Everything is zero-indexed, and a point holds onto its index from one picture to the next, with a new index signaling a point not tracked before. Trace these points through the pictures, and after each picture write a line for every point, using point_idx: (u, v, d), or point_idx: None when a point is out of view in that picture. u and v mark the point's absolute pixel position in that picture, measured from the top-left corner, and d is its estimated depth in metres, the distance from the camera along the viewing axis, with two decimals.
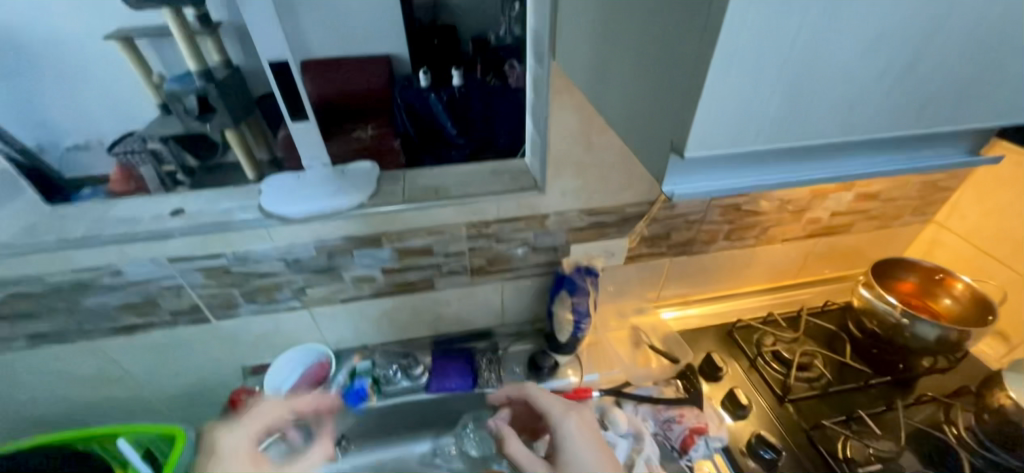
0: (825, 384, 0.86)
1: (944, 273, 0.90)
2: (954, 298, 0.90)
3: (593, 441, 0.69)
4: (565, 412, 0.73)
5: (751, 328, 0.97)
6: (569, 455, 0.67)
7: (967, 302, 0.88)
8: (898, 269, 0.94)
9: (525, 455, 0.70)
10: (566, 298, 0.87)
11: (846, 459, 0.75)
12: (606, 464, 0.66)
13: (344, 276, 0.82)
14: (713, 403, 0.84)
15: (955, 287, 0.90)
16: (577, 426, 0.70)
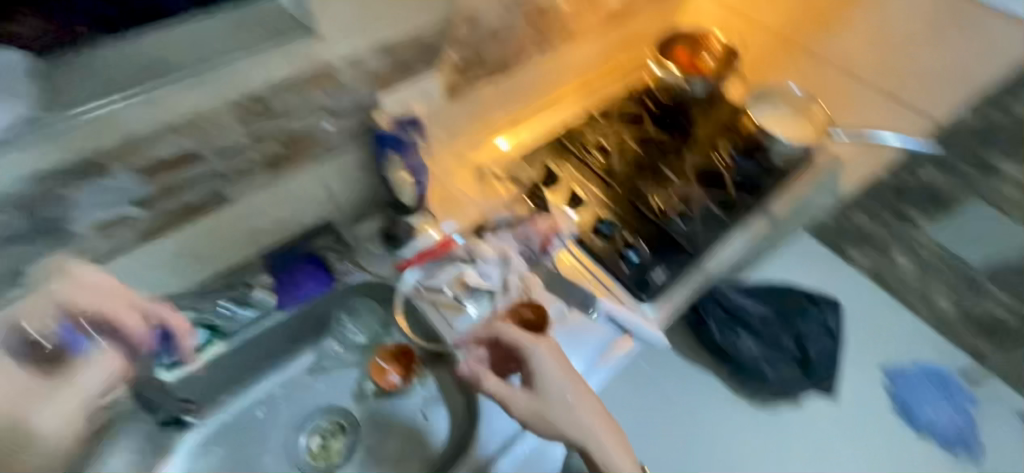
0: (637, 157, 0.99)
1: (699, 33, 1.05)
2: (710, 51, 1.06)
3: (565, 365, 0.71)
4: (535, 342, 0.72)
5: (575, 128, 1.02)
6: (545, 385, 0.69)
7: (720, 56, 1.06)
8: (674, 42, 1.07)
9: (504, 389, 0.70)
10: (395, 159, 0.78)
11: (659, 207, 0.93)
12: (582, 387, 0.71)
13: (76, 229, 0.57)
14: (559, 206, 0.92)
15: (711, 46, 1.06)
16: (548, 356, 0.71)
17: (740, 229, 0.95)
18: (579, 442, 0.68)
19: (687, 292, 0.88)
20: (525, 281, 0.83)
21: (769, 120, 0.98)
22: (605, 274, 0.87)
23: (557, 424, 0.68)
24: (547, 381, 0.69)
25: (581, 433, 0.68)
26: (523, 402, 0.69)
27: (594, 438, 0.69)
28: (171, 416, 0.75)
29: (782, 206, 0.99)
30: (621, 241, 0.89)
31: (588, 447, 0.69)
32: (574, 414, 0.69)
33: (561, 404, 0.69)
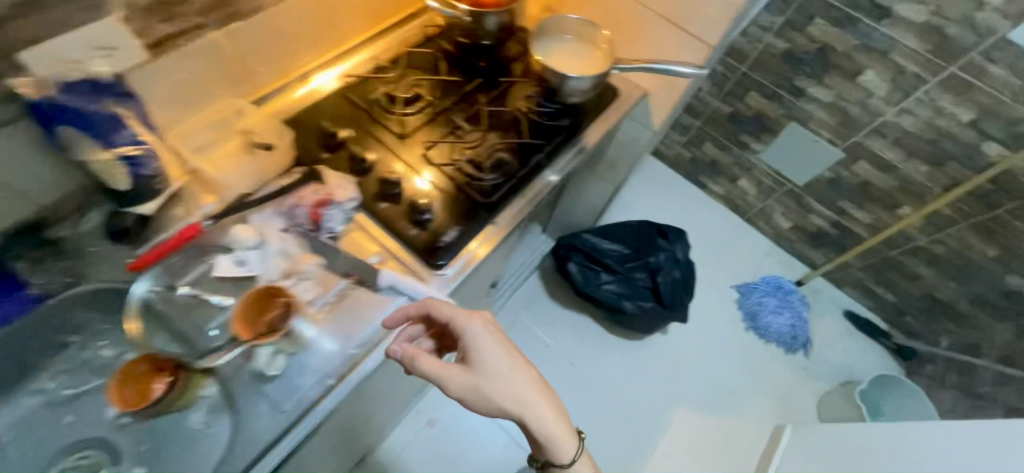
0: (431, 108, 0.91)
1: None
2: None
3: (500, 339, 0.71)
4: (471, 318, 0.70)
5: (361, 80, 0.91)
6: (480, 360, 0.69)
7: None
8: None
9: (441, 369, 0.68)
10: (79, 136, 0.63)
11: (453, 161, 0.86)
12: (520, 359, 0.71)
13: None
14: (340, 170, 0.82)
15: None
16: (482, 333, 0.70)
17: (546, 170, 0.91)
18: (516, 413, 0.70)
19: (487, 245, 0.82)
20: (292, 263, 0.72)
21: (559, 57, 0.91)
22: (394, 241, 0.79)
23: (491, 399, 0.68)
24: (482, 358, 0.69)
25: (516, 406, 0.70)
26: (461, 378, 0.68)
27: (529, 408, 0.71)
28: None
29: (591, 140, 0.97)
30: (410, 203, 0.81)
31: (523, 415, 0.71)
32: (511, 387, 0.70)
33: (499, 377, 0.69)
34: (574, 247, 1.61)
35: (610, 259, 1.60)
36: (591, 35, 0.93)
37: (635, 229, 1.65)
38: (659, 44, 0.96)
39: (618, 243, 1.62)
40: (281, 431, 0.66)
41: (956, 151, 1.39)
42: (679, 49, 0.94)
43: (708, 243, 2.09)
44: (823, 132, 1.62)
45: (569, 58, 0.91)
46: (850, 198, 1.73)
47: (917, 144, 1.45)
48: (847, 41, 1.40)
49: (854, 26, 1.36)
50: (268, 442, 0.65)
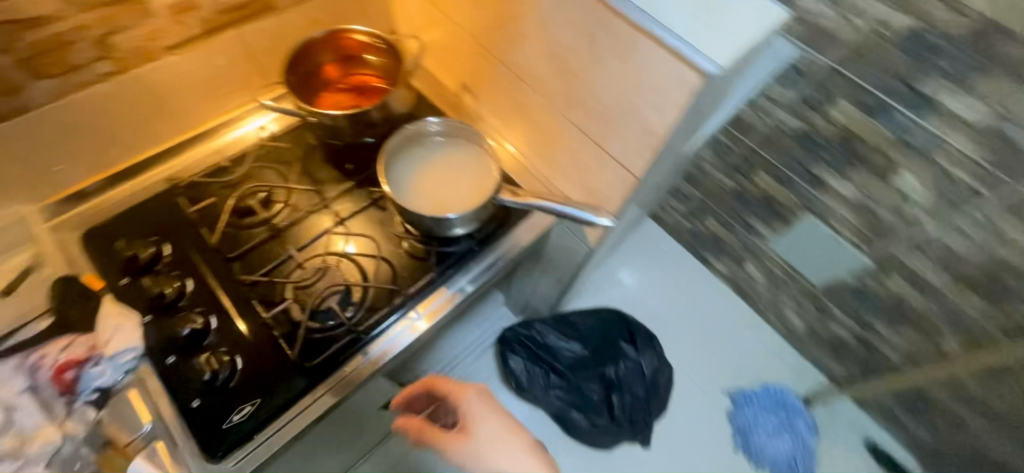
0: (273, 223, 0.73)
1: (340, 34, 0.75)
2: (376, 54, 0.77)
3: (497, 405, 0.73)
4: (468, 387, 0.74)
5: (195, 180, 0.74)
6: (473, 430, 0.71)
7: (382, 56, 0.76)
8: (310, 58, 0.74)
9: (440, 440, 0.71)
10: None
11: (276, 302, 0.68)
12: (517, 425, 0.72)
13: None
14: (128, 303, 0.66)
15: (369, 59, 0.77)
16: (479, 398, 0.73)
17: (459, 275, 0.75)
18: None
19: (308, 416, 0.64)
20: (20, 443, 0.56)
21: (432, 179, 0.70)
22: (172, 410, 0.62)
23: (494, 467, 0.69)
24: (478, 422, 0.71)
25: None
26: (457, 449, 0.70)
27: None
28: None
29: (507, 253, 0.78)
30: (201, 359, 0.63)
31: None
32: (507, 459, 0.69)
33: (494, 442, 0.70)
34: (521, 340, 1.36)
35: (562, 359, 1.34)
36: (471, 144, 0.72)
37: (600, 320, 1.40)
38: (576, 159, 0.73)
39: (577, 343, 1.36)
40: None
41: (1020, 290, 1.04)
42: (601, 171, 0.70)
43: (704, 334, 1.75)
44: (847, 231, 1.29)
45: (432, 179, 0.70)
46: (881, 314, 1.37)
47: (967, 270, 1.11)
48: (879, 131, 1.09)
49: (886, 115, 1.05)
50: None
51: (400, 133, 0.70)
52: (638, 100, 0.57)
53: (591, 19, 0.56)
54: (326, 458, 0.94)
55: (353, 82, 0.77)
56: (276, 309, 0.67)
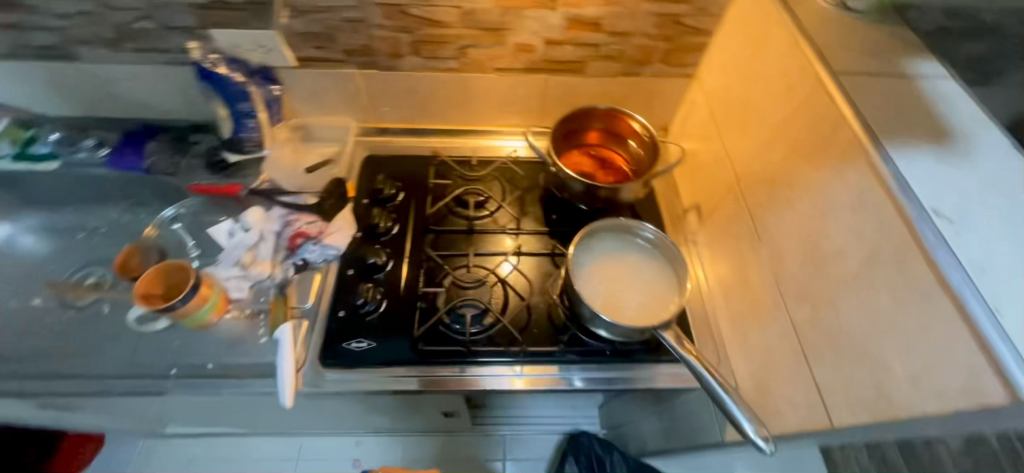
0: (472, 223, 0.84)
1: (620, 114, 0.79)
2: (638, 143, 0.80)
3: None
4: None
5: (448, 161, 0.91)
6: None
7: (644, 148, 0.79)
8: (583, 120, 0.81)
9: None
10: (213, 92, 0.80)
11: (434, 282, 0.77)
12: None
13: None
14: (355, 216, 0.84)
15: (630, 145, 0.81)
16: None
17: (576, 366, 0.72)
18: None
19: (391, 382, 0.70)
20: (252, 262, 0.78)
21: (613, 275, 0.67)
22: (325, 304, 0.76)
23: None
24: None
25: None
26: None
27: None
28: None
29: (633, 380, 0.71)
30: (365, 285, 0.77)
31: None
32: None
33: None
34: (591, 456, 1.24)
35: None
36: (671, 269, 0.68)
37: None
38: (769, 348, 0.62)
39: None
40: (129, 369, 0.73)
41: None
42: (790, 384, 0.57)
43: None
44: None
45: (613, 271, 0.67)
46: None
47: None
48: None
49: None
50: (115, 370, 0.73)
51: (615, 219, 0.70)
52: (895, 361, 0.43)
53: (893, 244, 0.44)
54: (382, 417, 1.03)
55: (603, 154, 0.83)
56: (429, 287, 0.76)
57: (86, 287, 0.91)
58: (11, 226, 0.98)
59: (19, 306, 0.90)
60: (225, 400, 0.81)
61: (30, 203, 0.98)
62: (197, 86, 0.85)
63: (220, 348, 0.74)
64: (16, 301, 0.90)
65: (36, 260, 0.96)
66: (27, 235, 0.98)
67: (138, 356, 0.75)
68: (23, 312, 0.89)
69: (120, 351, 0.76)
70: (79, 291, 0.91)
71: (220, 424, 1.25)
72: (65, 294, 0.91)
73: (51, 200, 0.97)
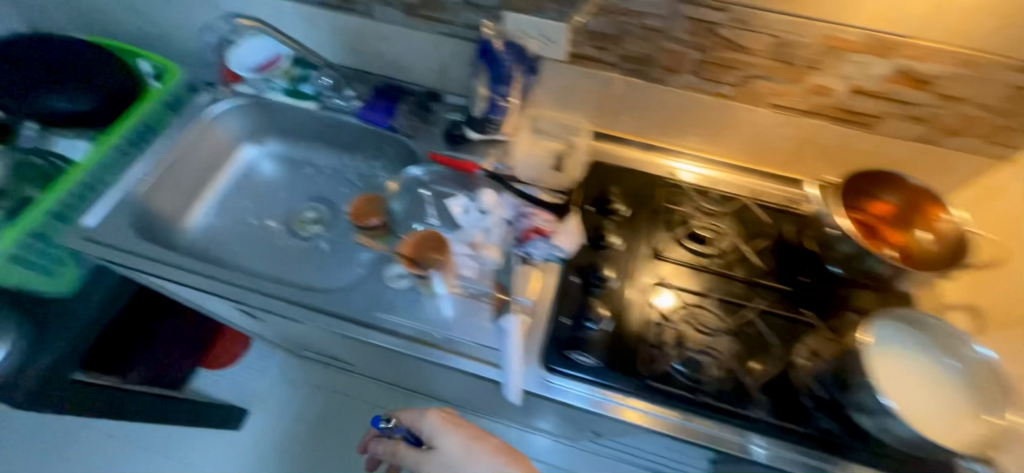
0: (705, 260, 0.79)
1: (933, 197, 0.70)
2: (935, 236, 0.71)
3: (456, 428, 0.76)
4: (428, 411, 0.78)
5: (683, 186, 0.86)
6: (439, 442, 0.76)
7: (945, 243, 0.69)
8: (881, 188, 0.73)
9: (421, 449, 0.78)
10: (484, 70, 0.82)
11: (662, 316, 0.73)
12: (486, 449, 0.74)
13: None
14: (583, 223, 0.82)
15: (920, 235, 0.72)
16: (439, 417, 0.77)
17: (751, 432, 0.65)
18: (456, 439, 0.75)
19: (602, 405, 0.69)
20: (481, 244, 0.80)
21: (901, 372, 0.63)
22: (547, 307, 0.76)
23: (428, 410, 0.78)
24: (443, 437, 0.76)
25: (443, 420, 0.77)
26: (436, 453, 0.76)
27: (474, 437, 0.75)
28: (227, 87, 0.99)
29: None
30: (591, 300, 0.75)
31: (468, 450, 0.74)
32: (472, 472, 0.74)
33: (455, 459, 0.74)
34: None
35: None
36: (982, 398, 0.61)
37: None
38: None
39: None
40: (365, 316, 0.77)
41: None
42: None
43: None
44: None
45: (904, 370, 0.63)
46: None
47: None
48: None
49: None
50: (354, 312, 0.77)
51: (932, 317, 0.65)
52: None
53: None
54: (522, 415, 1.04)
55: (881, 230, 0.74)
56: (658, 320, 0.73)
57: (306, 222, 1.01)
58: (255, 149, 1.08)
59: (256, 226, 1.00)
60: (425, 369, 0.82)
61: (277, 133, 1.07)
62: (468, 63, 0.88)
63: (447, 323, 0.76)
64: (254, 220, 1.01)
65: (272, 184, 1.06)
66: (267, 162, 1.08)
67: (377, 303, 0.78)
68: (260, 232, 0.99)
69: (353, 294, 0.79)
70: (302, 224, 1.01)
71: (351, 367, 1.34)
72: (291, 222, 1.01)
73: (293, 136, 1.07)
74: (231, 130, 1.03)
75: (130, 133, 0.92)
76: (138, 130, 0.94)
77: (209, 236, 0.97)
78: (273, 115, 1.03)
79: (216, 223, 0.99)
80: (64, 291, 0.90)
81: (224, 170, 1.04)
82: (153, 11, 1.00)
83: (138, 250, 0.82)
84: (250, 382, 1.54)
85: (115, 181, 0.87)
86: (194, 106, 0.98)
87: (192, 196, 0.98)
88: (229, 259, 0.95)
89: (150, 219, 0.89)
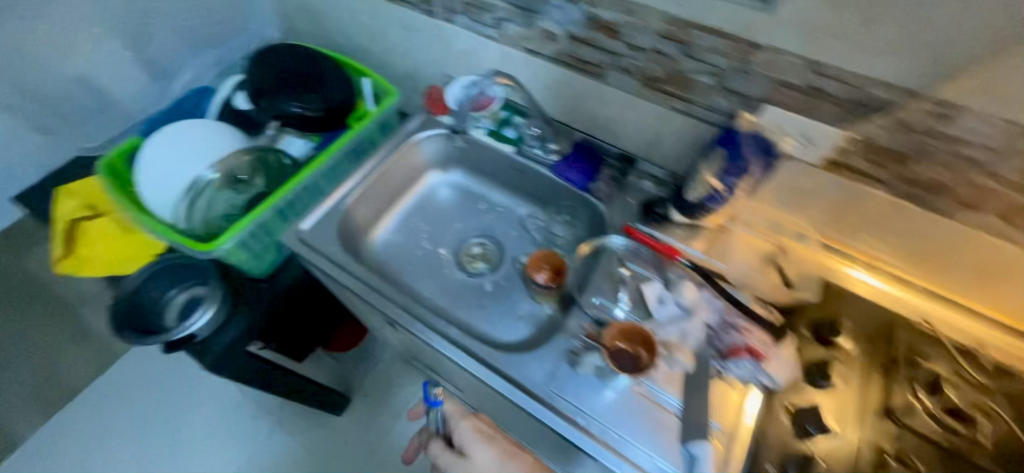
0: (961, 444, 0.62)
1: None
2: None
3: (486, 439, 0.84)
4: (462, 416, 0.87)
5: (934, 336, 0.69)
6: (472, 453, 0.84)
7: None
8: None
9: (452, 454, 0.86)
10: (718, 159, 0.74)
11: None
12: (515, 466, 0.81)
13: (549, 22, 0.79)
14: (798, 355, 0.71)
15: None
16: (473, 428, 0.86)
17: None
18: (491, 453, 0.82)
19: None
20: (676, 345, 0.71)
21: None
22: (745, 444, 0.66)
23: (462, 418, 0.87)
24: (475, 449, 0.84)
25: (476, 430, 0.85)
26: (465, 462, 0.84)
27: (508, 453, 0.82)
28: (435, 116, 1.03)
29: None
30: (807, 455, 0.65)
31: (501, 465, 0.82)
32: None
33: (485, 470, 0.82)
34: None
35: None
36: None
37: None
38: None
39: None
40: (540, 393, 0.73)
41: None
42: None
43: None
44: None
45: None
46: None
47: None
48: None
49: None
50: (532, 385, 0.73)
51: None
52: None
53: None
54: None
55: None
56: None
57: (473, 257, 1.01)
58: (439, 176, 1.09)
59: (429, 251, 1.01)
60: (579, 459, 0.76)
61: (463, 164, 1.08)
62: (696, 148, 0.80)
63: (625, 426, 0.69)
64: (428, 245, 1.02)
65: (447, 211, 1.07)
66: (446, 190, 1.09)
67: (557, 381, 0.73)
68: (432, 258, 1.01)
69: (529, 365, 0.75)
70: (469, 258, 1.01)
71: None
72: (460, 256, 1.01)
73: (477, 170, 1.07)
74: (425, 155, 1.05)
75: (348, 145, 1.00)
76: (354, 143, 1.01)
77: (388, 252, 1.00)
78: (467, 149, 1.03)
79: (396, 241, 1.02)
80: (258, 274, 0.98)
81: (412, 190, 1.06)
82: (388, 35, 1.08)
83: (338, 263, 0.86)
84: (359, 376, 1.64)
85: (329, 191, 0.92)
86: (403, 129, 1.02)
87: (380, 211, 1.01)
88: (399, 283, 0.96)
89: (350, 229, 0.93)
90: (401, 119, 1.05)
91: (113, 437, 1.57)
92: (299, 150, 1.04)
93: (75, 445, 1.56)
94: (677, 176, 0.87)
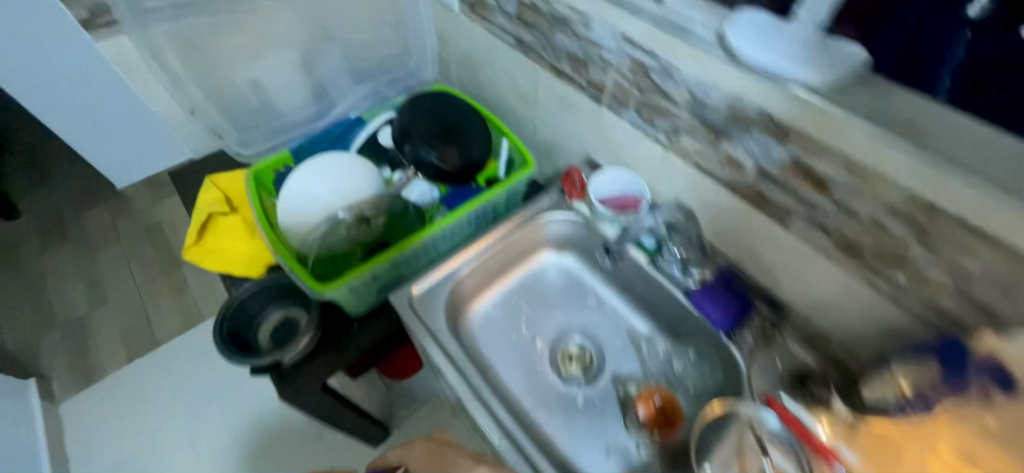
0: None
1: None
2: None
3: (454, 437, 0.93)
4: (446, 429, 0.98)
5: None
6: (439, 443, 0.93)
7: None
8: None
9: None
10: (929, 370, 0.57)
11: None
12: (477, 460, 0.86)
13: (734, 149, 0.69)
14: None
15: None
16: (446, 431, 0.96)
17: None
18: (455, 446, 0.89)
19: None
20: None
21: None
22: None
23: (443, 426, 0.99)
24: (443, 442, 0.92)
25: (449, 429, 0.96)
26: None
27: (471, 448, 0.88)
28: (566, 198, 0.96)
29: None
30: None
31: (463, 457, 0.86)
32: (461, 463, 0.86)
33: None
34: None
35: None
36: None
37: None
38: None
39: None
40: None
41: None
42: None
43: None
44: None
45: None
46: None
47: None
48: None
49: None
50: None
51: None
52: None
53: None
54: None
55: None
56: None
57: (569, 359, 0.91)
58: (553, 257, 1.02)
59: (525, 339, 0.93)
60: None
61: (583, 253, 1.00)
62: (896, 350, 0.64)
63: None
64: (525, 332, 0.94)
65: (552, 298, 0.99)
66: (556, 273, 1.01)
67: None
68: (526, 348, 0.92)
69: None
70: (564, 361, 0.91)
71: None
72: (555, 355, 0.92)
73: (595, 263, 0.99)
74: (547, 236, 0.99)
75: (477, 212, 0.97)
76: (482, 210, 0.97)
77: (482, 328, 0.94)
78: (591, 242, 0.96)
79: (494, 318, 0.95)
80: (354, 313, 0.97)
81: (523, 266, 1.00)
82: (541, 103, 1.04)
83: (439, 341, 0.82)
84: (403, 408, 1.57)
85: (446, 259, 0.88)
86: (532, 207, 0.96)
87: (488, 283, 0.97)
88: (484, 367, 0.89)
89: (456, 301, 0.90)
90: (534, 192, 1.00)
91: (178, 392, 1.67)
92: (421, 196, 1.00)
93: (145, 392, 1.67)
94: (857, 371, 0.70)
